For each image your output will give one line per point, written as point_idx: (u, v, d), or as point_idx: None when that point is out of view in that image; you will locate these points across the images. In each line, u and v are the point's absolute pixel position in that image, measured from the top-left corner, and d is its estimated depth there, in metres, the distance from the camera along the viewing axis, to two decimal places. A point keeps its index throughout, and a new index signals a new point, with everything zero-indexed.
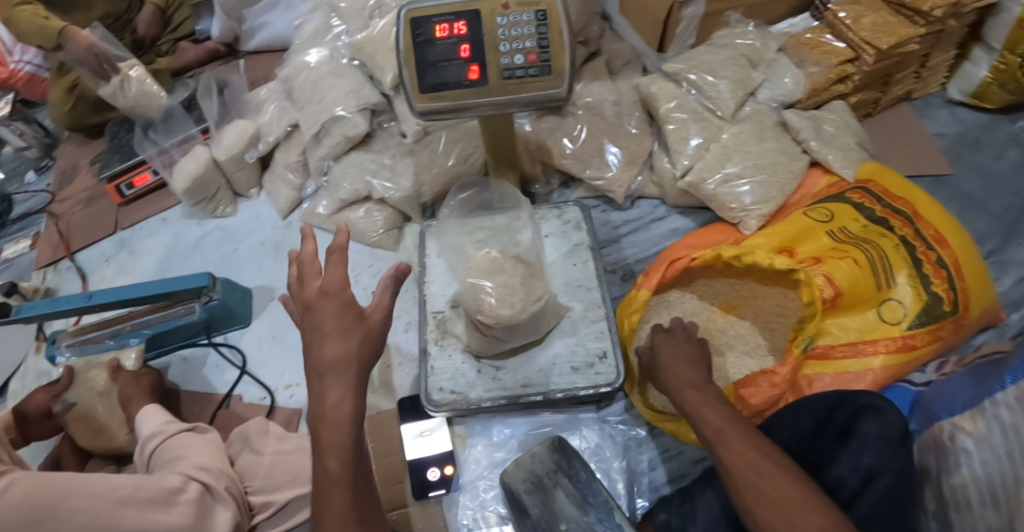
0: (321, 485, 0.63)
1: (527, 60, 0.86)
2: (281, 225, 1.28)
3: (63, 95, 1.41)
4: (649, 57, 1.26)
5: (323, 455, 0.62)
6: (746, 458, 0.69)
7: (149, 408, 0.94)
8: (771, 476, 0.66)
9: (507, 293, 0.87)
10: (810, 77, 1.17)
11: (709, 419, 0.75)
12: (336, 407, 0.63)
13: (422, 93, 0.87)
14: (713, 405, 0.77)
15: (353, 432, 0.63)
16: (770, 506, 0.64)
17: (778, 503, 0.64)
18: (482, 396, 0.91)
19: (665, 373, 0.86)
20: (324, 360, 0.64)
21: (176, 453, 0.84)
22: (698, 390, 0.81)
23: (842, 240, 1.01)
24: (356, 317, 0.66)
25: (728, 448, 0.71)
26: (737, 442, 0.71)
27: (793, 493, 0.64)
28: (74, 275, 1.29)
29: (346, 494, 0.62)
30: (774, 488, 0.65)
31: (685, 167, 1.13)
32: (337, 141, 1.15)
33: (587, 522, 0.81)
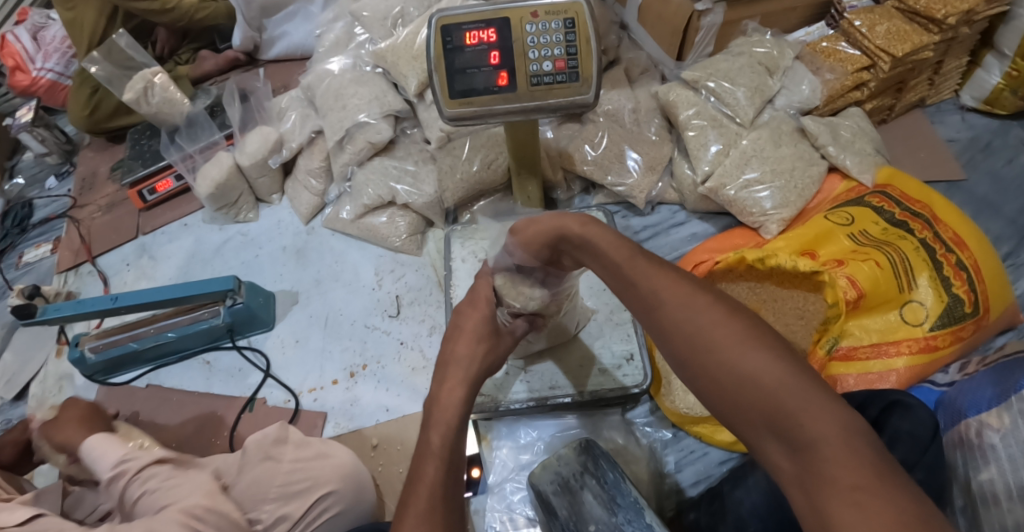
0: (420, 456, 0.64)
1: (555, 67, 0.88)
2: (303, 230, 1.28)
3: (84, 98, 1.42)
4: (667, 65, 1.29)
5: (429, 429, 0.65)
6: (675, 310, 0.59)
7: (96, 439, 0.85)
8: (710, 325, 0.57)
9: None
10: (827, 84, 1.19)
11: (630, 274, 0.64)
12: (449, 393, 0.69)
13: (451, 100, 0.89)
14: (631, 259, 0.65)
15: (457, 415, 0.67)
16: (711, 352, 0.56)
17: (721, 351, 0.55)
18: (510, 398, 0.91)
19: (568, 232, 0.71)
20: (454, 357, 0.73)
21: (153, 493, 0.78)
22: (601, 231, 0.69)
23: (862, 243, 1.02)
24: (492, 330, 0.76)
25: (656, 301, 0.61)
26: (658, 287, 0.62)
27: (734, 335, 0.56)
28: (95, 279, 1.30)
29: (438, 464, 0.62)
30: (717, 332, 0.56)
31: (705, 173, 1.14)
32: (361, 147, 1.16)
33: (615, 522, 0.81)
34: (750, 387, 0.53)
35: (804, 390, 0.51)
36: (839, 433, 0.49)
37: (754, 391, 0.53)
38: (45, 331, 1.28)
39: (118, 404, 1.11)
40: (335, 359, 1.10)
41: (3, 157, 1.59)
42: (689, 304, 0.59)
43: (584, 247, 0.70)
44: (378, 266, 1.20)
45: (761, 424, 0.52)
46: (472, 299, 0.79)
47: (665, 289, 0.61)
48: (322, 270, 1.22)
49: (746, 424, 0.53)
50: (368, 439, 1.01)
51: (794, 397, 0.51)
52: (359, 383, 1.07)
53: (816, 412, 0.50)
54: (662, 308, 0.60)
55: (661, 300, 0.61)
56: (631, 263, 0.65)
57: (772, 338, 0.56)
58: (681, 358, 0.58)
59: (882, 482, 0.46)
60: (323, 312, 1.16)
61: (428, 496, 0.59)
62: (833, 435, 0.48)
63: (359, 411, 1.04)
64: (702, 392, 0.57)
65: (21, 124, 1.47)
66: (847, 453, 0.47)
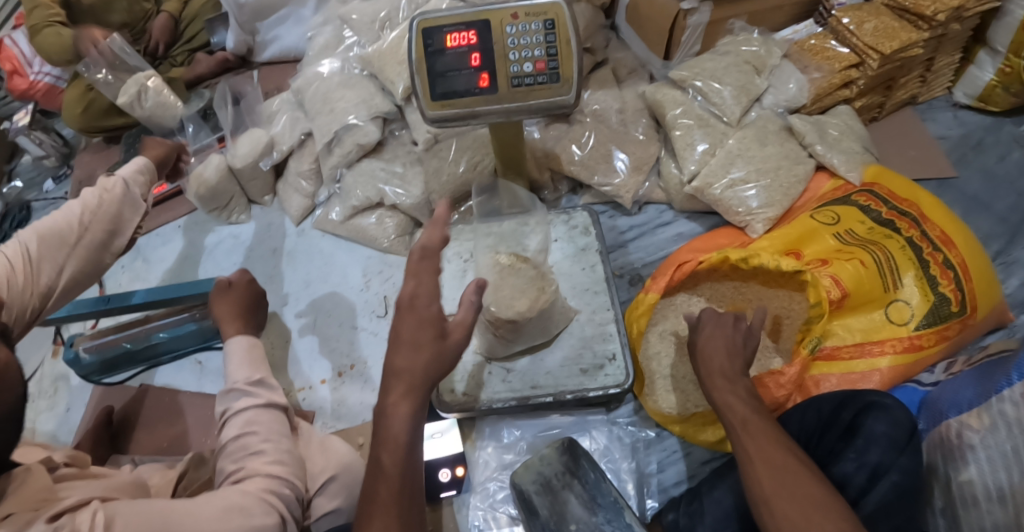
0: (374, 475, 0.65)
1: (536, 69, 0.89)
2: (294, 231, 1.28)
3: (79, 96, 1.44)
4: (654, 65, 1.28)
5: (379, 449, 0.65)
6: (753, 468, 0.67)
7: (240, 349, 0.92)
8: (789, 479, 0.65)
9: (518, 293, 0.89)
10: (814, 83, 1.19)
11: (734, 409, 0.74)
12: (394, 408, 0.66)
13: (434, 101, 0.90)
14: (742, 396, 0.75)
15: (408, 430, 0.66)
16: (790, 500, 0.64)
17: (801, 500, 0.63)
18: (492, 398, 0.91)
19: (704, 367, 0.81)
20: (390, 368, 0.67)
21: (254, 444, 0.81)
22: (734, 371, 0.79)
23: (847, 242, 1.03)
24: (434, 334, 0.68)
25: (748, 442, 0.70)
26: (767, 431, 0.70)
27: (808, 490, 0.64)
28: (91, 281, 1.32)
29: (393, 486, 0.65)
30: (791, 485, 0.65)
31: (692, 172, 1.14)
32: (349, 149, 1.17)
33: (595, 522, 0.83)
34: None
35: None
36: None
37: None
38: (41, 333, 1.29)
39: (112, 403, 1.16)
40: (322, 360, 1.10)
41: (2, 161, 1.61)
42: (777, 471, 0.66)
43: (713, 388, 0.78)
44: (366, 267, 1.20)
45: None
46: (408, 298, 0.70)
47: (757, 446, 0.69)
48: (311, 273, 1.21)
49: None
50: (356, 437, 1.01)
51: None
52: (346, 384, 1.07)
53: None
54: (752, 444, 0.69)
55: (752, 446, 0.69)
56: (745, 413, 0.73)
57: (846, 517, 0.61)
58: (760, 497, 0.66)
59: None
60: (311, 312, 1.16)
61: (385, 516, 0.63)
62: None
63: (346, 410, 1.04)
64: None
65: (18, 127, 1.51)
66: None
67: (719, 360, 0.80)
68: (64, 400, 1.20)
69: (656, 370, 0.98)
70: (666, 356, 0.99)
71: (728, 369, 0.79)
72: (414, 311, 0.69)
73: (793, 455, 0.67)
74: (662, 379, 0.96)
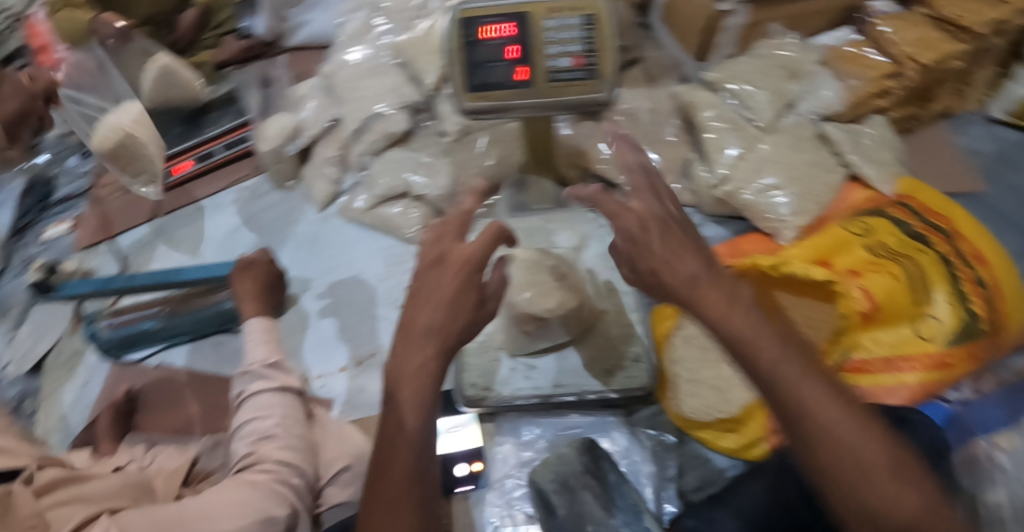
0: (389, 439, 0.64)
1: (574, 64, 0.87)
2: (318, 217, 1.27)
3: None
4: (687, 65, 1.26)
5: (401, 412, 0.64)
6: (811, 421, 0.57)
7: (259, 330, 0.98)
8: (851, 429, 0.57)
9: (541, 291, 0.87)
10: (851, 90, 1.17)
11: (756, 343, 0.59)
12: (416, 364, 0.65)
13: (469, 93, 0.90)
14: (750, 321, 0.61)
15: (432, 391, 0.65)
16: (852, 454, 0.56)
17: (864, 454, 0.56)
18: (514, 394, 0.91)
19: (679, 279, 0.63)
20: (417, 326, 0.66)
21: (265, 429, 0.84)
22: (715, 278, 0.63)
23: (879, 254, 1.01)
24: (473, 298, 0.68)
25: (786, 387, 0.58)
26: (799, 369, 0.59)
27: (864, 437, 0.56)
28: (112, 258, 1.32)
29: (412, 451, 0.64)
30: (847, 434, 0.56)
31: (722, 176, 1.12)
32: (378, 137, 1.18)
33: (611, 523, 0.82)
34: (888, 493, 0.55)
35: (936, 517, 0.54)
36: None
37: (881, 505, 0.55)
38: (60, 307, 1.29)
39: (130, 381, 1.16)
40: (341, 348, 1.09)
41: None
42: (835, 423, 0.56)
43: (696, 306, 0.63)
44: (388, 258, 1.19)
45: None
46: (439, 256, 0.69)
47: (790, 375, 0.58)
48: (332, 262, 1.21)
49: None
50: (373, 428, 1.00)
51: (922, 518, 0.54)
52: (364, 374, 1.06)
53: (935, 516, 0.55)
54: (793, 387, 0.58)
55: (794, 391, 0.58)
56: (767, 346, 0.59)
57: (881, 433, 0.58)
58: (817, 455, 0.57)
59: None
60: (332, 300, 1.16)
61: (400, 480, 0.63)
62: None
63: (364, 400, 1.03)
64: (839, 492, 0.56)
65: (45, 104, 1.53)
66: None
67: (693, 268, 0.63)
68: (80, 375, 1.20)
69: (677, 373, 0.96)
70: (688, 360, 0.97)
71: (711, 279, 0.63)
72: (452, 264, 0.68)
73: (824, 382, 0.59)
74: (684, 383, 0.95)
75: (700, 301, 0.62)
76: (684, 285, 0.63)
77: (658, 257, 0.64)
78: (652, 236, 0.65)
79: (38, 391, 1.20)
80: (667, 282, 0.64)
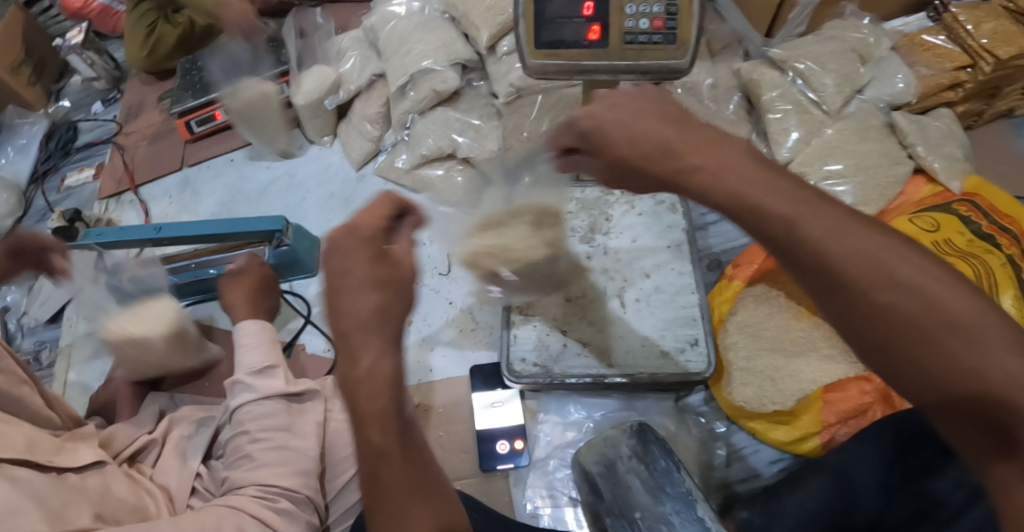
0: (368, 459, 0.53)
1: (652, 26, 0.81)
2: (354, 177, 1.23)
3: (143, 38, 1.36)
4: (752, 41, 1.19)
5: (364, 426, 0.53)
6: (849, 285, 0.49)
7: (248, 330, 0.90)
8: (909, 285, 0.48)
9: (516, 242, 0.83)
10: (922, 79, 1.12)
11: (775, 200, 0.52)
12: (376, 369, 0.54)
13: (536, 50, 0.84)
14: (770, 181, 0.53)
15: (393, 395, 0.53)
16: (912, 312, 0.47)
17: (928, 310, 0.47)
18: (566, 372, 0.87)
19: (669, 141, 0.57)
20: (345, 321, 0.55)
21: (245, 447, 0.79)
22: (714, 140, 0.56)
23: (946, 252, 0.96)
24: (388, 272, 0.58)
25: (819, 245, 0.50)
26: (832, 221, 0.50)
27: (930, 294, 0.47)
28: (136, 209, 1.28)
29: (402, 463, 0.53)
30: (903, 291, 0.48)
31: (785, 159, 1.08)
32: (425, 95, 1.11)
33: (662, 512, 0.75)
34: (967, 356, 0.46)
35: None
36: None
37: (955, 369, 0.46)
38: None
39: None
40: None
41: (51, 79, 1.52)
42: (881, 280, 0.48)
43: (696, 182, 0.56)
44: None
45: (963, 406, 0.46)
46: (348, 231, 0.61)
47: (821, 231, 0.50)
48: None
49: (945, 404, 0.47)
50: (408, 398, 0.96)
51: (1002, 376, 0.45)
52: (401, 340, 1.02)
53: None
54: (827, 248, 0.49)
55: (831, 250, 0.49)
56: (798, 213, 0.51)
57: (947, 277, 0.48)
58: (865, 328, 0.49)
59: None
60: None
61: (394, 491, 0.52)
62: None
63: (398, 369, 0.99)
64: (899, 363, 0.48)
65: (71, 45, 1.40)
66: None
67: (671, 134, 0.57)
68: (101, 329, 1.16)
69: (732, 361, 0.93)
70: (742, 346, 0.94)
71: (713, 140, 0.56)
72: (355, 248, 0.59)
73: (871, 232, 0.50)
74: (738, 370, 0.91)
75: (701, 170, 0.55)
76: (677, 151, 0.56)
77: (615, 131, 0.60)
78: (608, 115, 0.61)
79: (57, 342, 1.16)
80: (650, 163, 0.58)
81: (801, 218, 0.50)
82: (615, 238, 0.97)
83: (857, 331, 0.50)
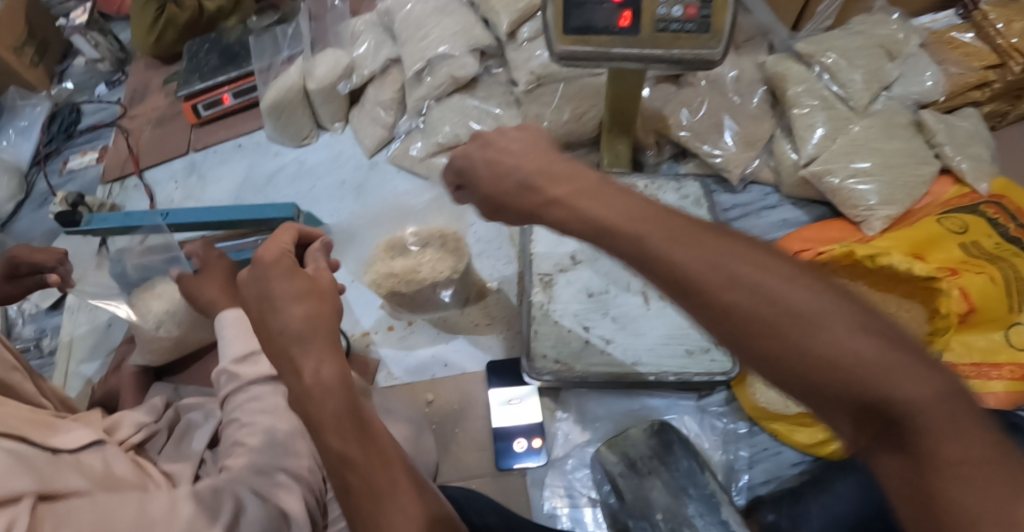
0: (333, 466, 0.53)
1: (686, 14, 0.79)
2: (366, 164, 1.20)
3: (150, 24, 1.32)
4: (777, 34, 1.17)
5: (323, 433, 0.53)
6: (699, 289, 0.45)
7: (231, 321, 0.84)
8: (762, 280, 0.43)
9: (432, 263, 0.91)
10: (950, 77, 1.10)
11: (614, 215, 0.49)
12: (324, 374, 0.55)
13: (565, 35, 0.81)
14: (610, 198, 0.51)
15: (346, 395, 0.54)
16: (763, 311, 0.43)
17: (781, 307, 0.42)
18: (589, 370, 0.84)
19: (522, 176, 0.56)
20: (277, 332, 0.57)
21: (235, 435, 0.74)
22: (564, 167, 0.55)
23: (974, 255, 0.94)
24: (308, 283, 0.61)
25: (660, 252, 0.46)
26: (673, 228, 0.47)
27: (781, 290, 0.43)
28: (140, 193, 1.24)
29: (371, 461, 0.53)
30: (755, 287, 0.43)
31: (810, 156, 1.05)
32: (442, 81, 1.08)
33: (683, 514, 0.74)
34: (834, 350, 0.41)
35: (894, 362, 0.40)
36: (933, 398, 0.39)
37: (824, 367, 0.41)
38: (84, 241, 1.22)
39: None
40: None
41: (54, 60, 1.49)
42: (726, 280, 0.44)
43: (549, 212, 0.54)
44: None
45: (842, 405, 0.41)
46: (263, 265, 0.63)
47: (663, 239, 0.46)
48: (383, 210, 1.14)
49: (823, 405, 0.42)
50: (422, 394, 0.94)
51: (873, 368, 0.40)
52: (416, 333, 1.00)
53: (897, 355, 0.40)
54: (668, 254, 0.46)
55: (675, 257, 0.46)
56: (640, 227, 0.48)
57: (798, 273, 0.44)
58: (727, 333, 0.44)
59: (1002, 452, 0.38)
60: None
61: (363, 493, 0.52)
62: (929, 404, 0.39)
63: (414, 363, 0.97)
64: (769, 368, 0.43)
65: (74, 25, 1.37)
66: (948, 415, 0.39)
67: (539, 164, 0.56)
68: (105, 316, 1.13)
69: None
70: None
71: (563, 165, 0.55)
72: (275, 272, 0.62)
73: (715, 235, 0.47)
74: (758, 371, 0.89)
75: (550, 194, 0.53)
76: (529, 177, 0.55)
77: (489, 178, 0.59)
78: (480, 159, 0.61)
79: (58, 330, 1.14)
80: (508, 202, 0.58)
81: (641, 228, 0.48)
82: None
83: (721, 337, 0.45)
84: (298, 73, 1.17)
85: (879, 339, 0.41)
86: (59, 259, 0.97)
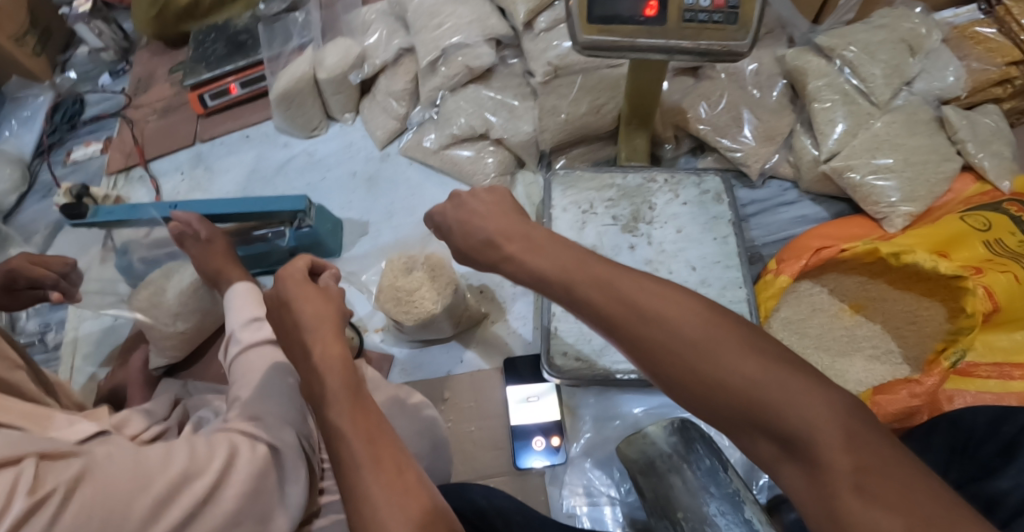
0: (334, 440, 0.54)
1: (714, 4, 0.77)
2: (377, 156, 1.19)
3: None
4: (797, 27, 1.15)
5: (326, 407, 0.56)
6: (622, 330, 0.51)
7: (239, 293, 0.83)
8: (674, 317, 0.50)
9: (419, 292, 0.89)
10: (972, 73, 1.08)
11: (555, 265, 0.57)
12: (329, 364, 0.59)
13: (589, 25, 0.79)
14: (553, 250, 0.58)
15: (348, 374, 0.58)
16: (672, 345, 0.49)
17: (688, 341, 0.49)
18: (611, 368, 0.83)
19: (490, 229, 0.64)
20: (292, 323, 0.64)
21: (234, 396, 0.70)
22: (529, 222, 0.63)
23: (999, 253, 0.92)
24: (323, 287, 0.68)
25: (590, 298, 0.54)
26: (601, 275, 0.54)
27: (690, 326, 0.49)
28: (146, 185, 1.22)
29: (363, 434, 0.54)
30: (667, 325, 0.50)
31: (830, 151, 1.03)
32: (457, 71, 1.06)
33: (705, 512, 0.72)
34: (733, 377, 0.46)
35: (787, 381, 0.45)
36: (826, 412, 0.44)
37: (728, 392, 0.46)
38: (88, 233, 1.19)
39: None
40: None
41: (56, 49, 1.47)
42: (642, 319, 0.51)
43: (505, 265, 0.62)
44: None
45: (745, 423, 0.46)
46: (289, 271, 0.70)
47: (593, 289, 0.54)
48: (395, 203, 1.13)
49: (732, 424, 0.47)
50: (439, 391, 0.93)
51: (768, 389, 0.45)
52: None
53: (789, 375, 0.46)
54: (595, 300, 0.53)
55: (601, 300, 0.53)
56: (576, 278, 0.55)
57: (709, 309, 0.50)
58: (649, 366, 0.51)
59: (895, 460, 0.41)
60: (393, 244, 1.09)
61: (359, 460, 0.53)
62: (822, 420, 0.43)
63: (429, 360, 0.96)
64: (686, 398, 0.49)
65: (78, 13, 1.34)
66: (847, 428, 0.43)
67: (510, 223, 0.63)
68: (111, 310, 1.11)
69: None
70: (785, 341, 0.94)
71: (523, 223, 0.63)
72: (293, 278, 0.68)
73: (640, 278, 0.53)
74: None
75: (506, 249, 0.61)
76: (495, 230, 0.63)
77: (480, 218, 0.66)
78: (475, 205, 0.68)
79: (62, 324, 1.12)
80: (480, 252, 0.65)
81: (576, 277, 0.55)
82: (659, 229, 0.93)
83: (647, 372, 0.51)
84: (308, 62, 1.14)
85: (771, 363, 0.46)
86: (58, 274, 0.90)
